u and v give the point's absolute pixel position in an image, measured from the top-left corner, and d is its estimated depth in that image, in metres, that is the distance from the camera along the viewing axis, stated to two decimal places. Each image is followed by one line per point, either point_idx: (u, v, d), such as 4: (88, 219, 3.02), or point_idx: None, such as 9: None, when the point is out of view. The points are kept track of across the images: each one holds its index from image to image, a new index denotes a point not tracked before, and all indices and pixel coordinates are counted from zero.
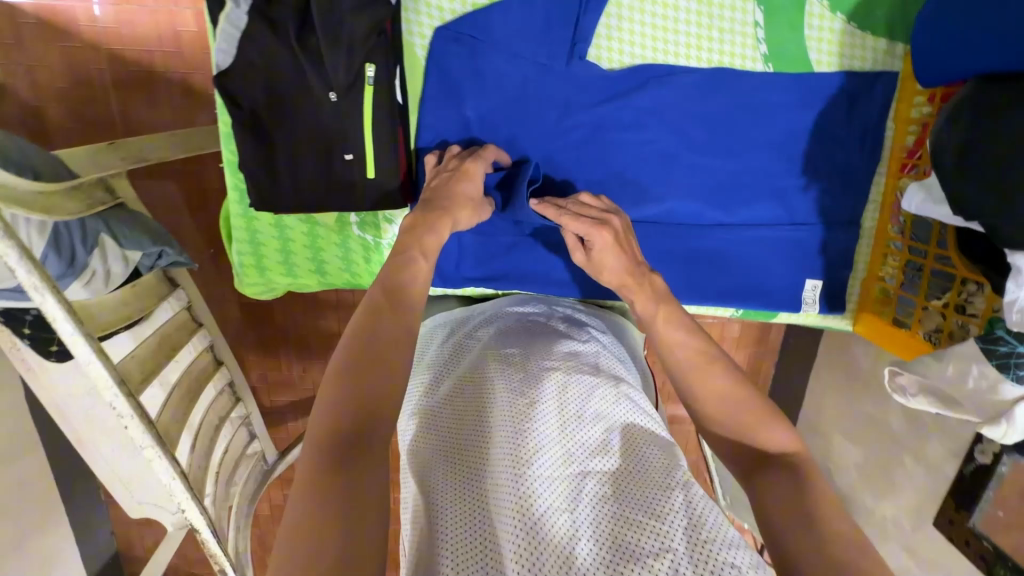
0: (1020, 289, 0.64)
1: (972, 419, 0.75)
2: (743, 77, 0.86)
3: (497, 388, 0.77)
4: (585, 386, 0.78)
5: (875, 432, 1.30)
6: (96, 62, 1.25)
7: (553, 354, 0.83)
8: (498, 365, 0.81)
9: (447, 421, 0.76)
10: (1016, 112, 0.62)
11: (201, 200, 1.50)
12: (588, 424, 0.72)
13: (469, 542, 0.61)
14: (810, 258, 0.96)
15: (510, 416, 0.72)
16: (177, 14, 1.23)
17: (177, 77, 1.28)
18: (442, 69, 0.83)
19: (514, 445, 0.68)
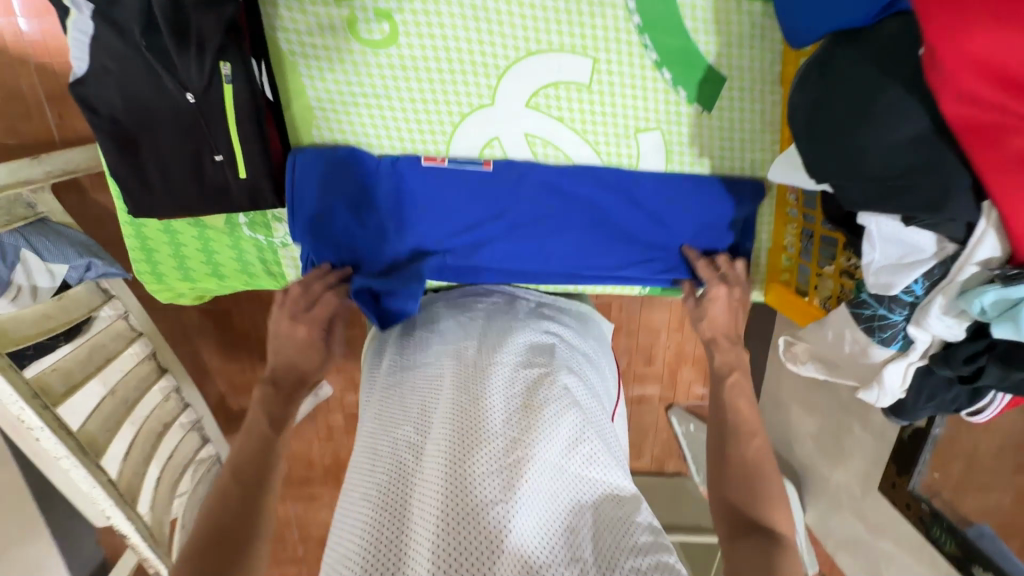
0: (873, 250, 0.63)
1: (852, 383, 0.74)
2: (615, 49, 0.84)
3: (443, 382, 0.75)
4: (533, 382, 0.77)
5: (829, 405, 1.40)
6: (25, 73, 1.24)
7: (505, 344, 0.82)
8: (447, 353, 0.80)
9: (392, 418, 0.74)
10: (861, 67, 0.59)
11: None
12: (539, 413, 0.71)
13: (384, 544, 0.59)
14: (711, 228, 0.93)
15: (456, 403, 0.70)
16: None
17: None
18: (308, 63, 0.82)
19: (452, 430, 0.67)
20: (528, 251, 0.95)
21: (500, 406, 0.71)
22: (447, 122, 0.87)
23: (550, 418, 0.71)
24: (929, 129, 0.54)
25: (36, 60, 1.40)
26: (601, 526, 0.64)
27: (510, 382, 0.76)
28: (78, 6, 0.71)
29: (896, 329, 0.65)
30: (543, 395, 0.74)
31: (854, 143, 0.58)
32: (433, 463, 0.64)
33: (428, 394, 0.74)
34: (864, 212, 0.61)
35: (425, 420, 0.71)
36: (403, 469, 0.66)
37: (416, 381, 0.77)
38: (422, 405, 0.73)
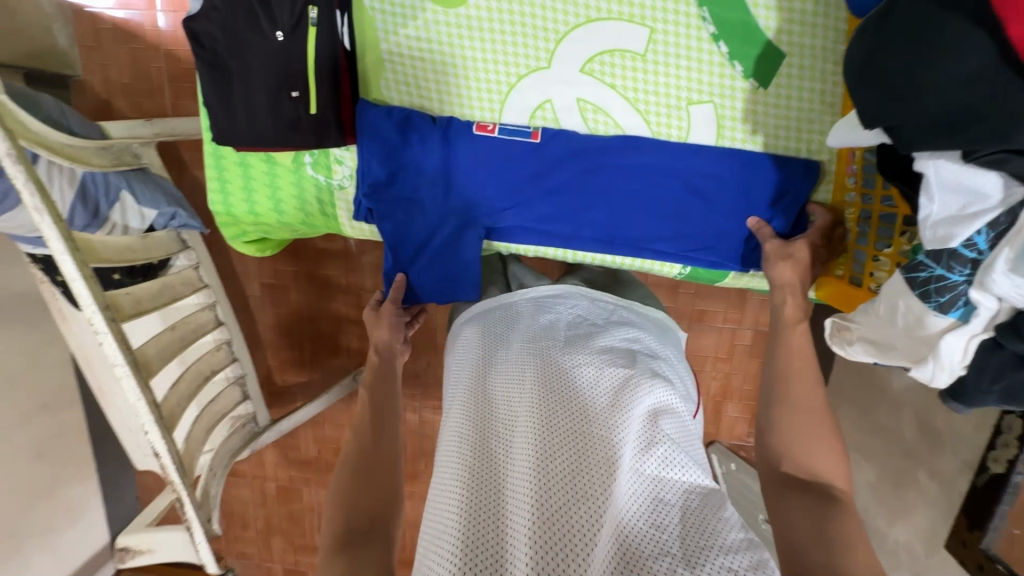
0: (932, 203, 0.59)
1: (903, 363, 0.67)
2: (672, 17, 0.86)
3: (520, 380, 0.73)
4: (616, 378, 0.73)
5: (896, 453, 1.34)
6: None
7: (590, 342, 0.80)
8: (529, 347, 0.78)
9: (470, 414, 0.73)
10: (919, 9, 0.57)
11: None
12: (625, 410, 0.68)
13: (473, 548, 0.59)
14: (759, 208, 0.91)
15: (540, 397, 0.69)
16: None
17: None
18: (385, 19, 0.91)
19: (540, 426, 0.66)
20: (561, 215, 0.96)
21: (584, 401, 0.69)
22: (505, 82, 0.92)
23: (634, 418, 0.68)
24: (992, 61, 0.51)
25: (167, 46, 1.64)
26: (688, 526, 0.60)
27: (591, 379, 0.73)
28: None
29: (956, 293, 0.59)
30: (629, 391, 0.71)
31: (913, 81, 0.56)
32: (521, 459, 0.64)
33: (512, 385, 0.73)
34: (922, 156, 0.58)
35: (507, 421, 0.70)
36: (490, 460, 0.67)
37: (500, 371, 0.77)
38: (507, 398, 0.73)
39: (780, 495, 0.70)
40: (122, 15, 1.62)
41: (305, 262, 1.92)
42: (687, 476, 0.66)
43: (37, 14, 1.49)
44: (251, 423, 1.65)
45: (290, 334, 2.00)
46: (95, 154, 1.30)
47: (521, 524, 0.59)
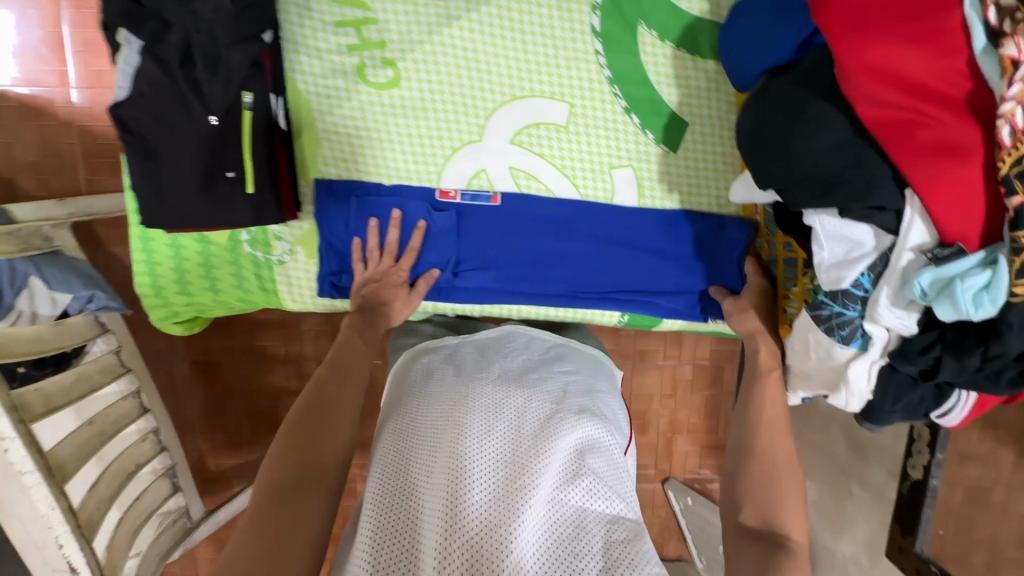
0: (822, 248, 0.67)
1: (822, 391, 0.75)
2: (588, 93, 0.96)
3: (451, 407, 0.73)
4: (543, 413, 0.75)
5: (831, 470, 1.44)
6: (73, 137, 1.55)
7: (524, 378, 0.82)
8: (463, 379, 0.79)
9: (396, 443, 0.72)
10: (781, 94, 0.68)
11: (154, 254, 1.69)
12: (549, 440, 0.70)
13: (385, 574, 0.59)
14: (682, 258, 1.00)
15: (464, 427, 0.69)
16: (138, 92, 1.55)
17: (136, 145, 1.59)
18: (320, 101, 0.94)
19: (468, 456, 0.66)
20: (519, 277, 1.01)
21: (513, 433, 0.70)
22: (440, 154, 0.97)
23: (558, 450, 0.70)
24: (850, 134, 0.62)
25: (79, 121, 1.57)
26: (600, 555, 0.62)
27: (518, 411, 0.74)
28: (128, 43, 0.84)
29: (854, 326, 0.68)
30: (555, 426, 0.73)
31: (793, 151, 0.65)
32: (438, 485, 0.64)
33: (442, 412, 0.73)
34: (810, 211, 0.67)
35: (433, 447, 0.69)
36: (409, 492, 0.65)
37: (428, 401, 0.77)
38: (435, 425, 0.72)
39: (741, 534, 0.73)
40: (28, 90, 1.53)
41: (238, 334, 1.82)
42: (608, 507, 0.68)
43: None
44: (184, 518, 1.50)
45: (223, 413, 1.87)
46: (4, 239, 1.23)
47: (430, 548, 0.59)
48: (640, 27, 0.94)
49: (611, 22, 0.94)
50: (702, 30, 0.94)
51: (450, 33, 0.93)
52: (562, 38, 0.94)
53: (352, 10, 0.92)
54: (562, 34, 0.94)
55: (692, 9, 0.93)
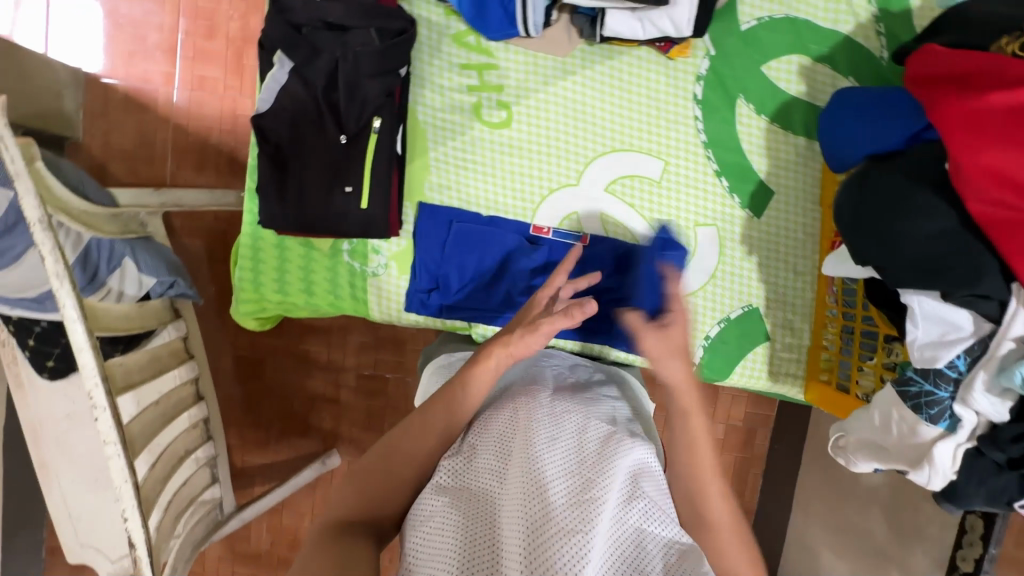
0: (917, 329, 0.70)
1: (901, 466, 0.76)
2: (684, 154, 1.03)
3: (512, 416, 0.69)
4: (604, 430, 0.71)
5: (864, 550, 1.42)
6: (166, 133, 1.74)
7: (579, 397, 0.79)
8: (519, 390, 0.76)
9: (457, 450, 0.67)
10: (886, 181, 0.74)
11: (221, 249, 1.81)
12: (614, 459, 0.65)
13: None
14: (754, 317, 1.05)
15: (533, 433, 0.65)
16: (238, 102, 1.74)
17: (224, 148, 1.75)
18: (437, 134, 1.02)
19: (529, 468, 0.61)
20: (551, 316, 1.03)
21: (571, 448, 0.65)
22: (538, 194, 1.04)
23: (623, 470, 0.65)
24: (955, 226, 0.66)
25: (176, 120, 1.74)
26: None
27: (580, 426, 0.70)
28: (280, 64, 0.94)
29: (943, 406, 0.70)
30: (617, 444, 0.68)
31: (897, 235, 0.70)
32: (511, 494, 0.58)
33: (496, 422, 0.69)
34: (907, 291, 0.71)
35: (498, 454, 0.65)
36: (476, 500, 0.60)
37: (485, 411, 0.74)
38: (490, 436, 0.68)
39: None
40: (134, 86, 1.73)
41: (285, 335, 1.87)
42: (666, 530, 0.62)
43: (52, 80, 1.56)
44: (216, 510, 1.52)
45: (258, 411, 1.90)
46: (108, 222, 1.32)
47: (506, 558, 0.53)
48: (739, 100, 1.01)
49: (712, 92, 1.01)
50: (796, 110, 1.01)
51: (564, 87, 1.01)
52: (666, 101, 1.01)
53: (477, 56, 1.01)
54: (666, 98, 1.01)
55: (789, 89, 1.01)
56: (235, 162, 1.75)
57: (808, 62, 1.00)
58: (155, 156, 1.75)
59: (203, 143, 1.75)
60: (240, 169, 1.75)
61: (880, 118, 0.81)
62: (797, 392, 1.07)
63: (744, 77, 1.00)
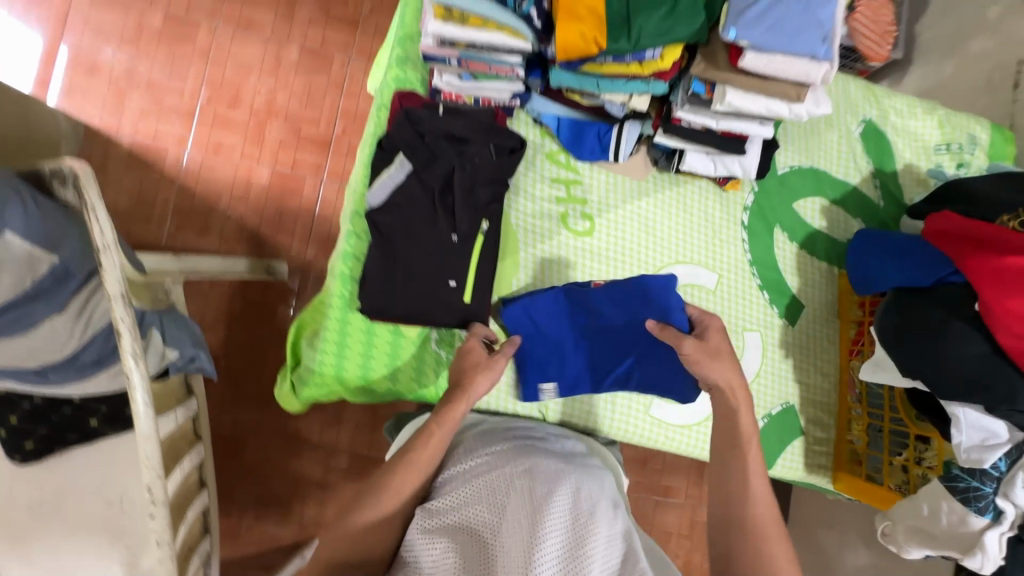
0: (961, 433, 0.87)
1: (953, 552, 0.89)
2: (733, 269, 1.20)
3: (513, 481, 0.83)
4: (586, 493, 0.86)
5: None
6: (167, 193, 1.75)
7: (567, 457, 0.93)
8: (519, 451, 0.90)
9: (463, 500, 0.82)
10: (925, 311, 0.92)
11: (216, 316, 1.69)
12: (593, 527, 0.81)
13: None
14: (791, 413, 1.20)
15: (530, 504, 0.80)
16: (253, 171, 1.78)
17: (232, 215, 1.76)
18: (526, 236, 1.11)
19: (529, 531, 0.77)
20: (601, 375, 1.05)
21: (561, 515, 0.80)
22: None
23: (599, 538, 0.81)
24: (989, 352, 0.85)
25: (183, 181, 1.76)
26: None
27: (570, 491, 0.85)
28: (398, 165, 1.00)
29: (987, 499, 0.86)
30: (597, 513, 0.83)
31: (946, 356, 0.87)
32: (510, 557, 0.75)
33: (500, 484, 0.83)
34: (952, 402, 0.88)
35: (501, 513, 0.80)
36: (479, 552, 0.76)
37: (490, 463, 0.87)
38: (492, 496, 0.82)
39: None
40: (154, 154, 1.76)
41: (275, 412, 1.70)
42: None
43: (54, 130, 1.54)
44: None
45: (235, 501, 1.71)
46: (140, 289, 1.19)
47: None
48: (775, 228, 1.22)
49: (756, 220, 1.21)
50: (818, 240, 1.23)
51: (638, 206, 1.16)
52: (720, 223, 1.19)
53: (566, 172, 1.13)
54: (721, 221, 1.19)
55: (812, 223, 1.23)
56: (243, 229, 1.76)
57: (827, 204, 1.23)
58: (153, 215, 1.74)
59: (211, 210, 1.76)
60: (248, 237, 1.76)
61: (902, 256, 1.02)
62: (825, 480, 1.21)
63: (779, 210, 1.21)
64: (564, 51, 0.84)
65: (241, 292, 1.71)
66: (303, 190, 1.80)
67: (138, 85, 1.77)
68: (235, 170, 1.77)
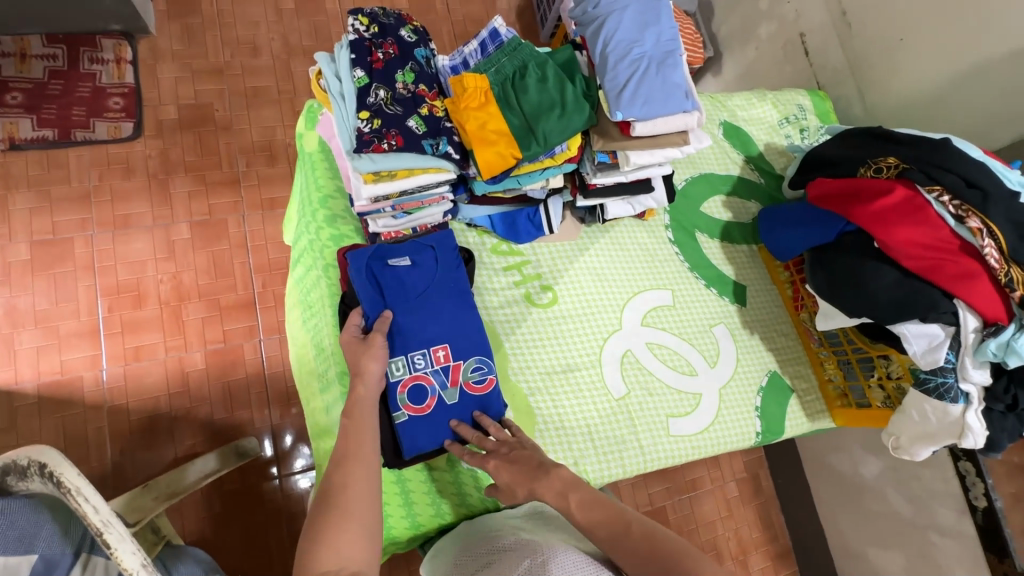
0: (912, 344, 1.04)
1: (951, 439, 1.05)
2: (681, 278, 1.34)
3: None
4: None
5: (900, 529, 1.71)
6: (97, 421, 1.55)
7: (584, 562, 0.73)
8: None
9: None
10: (843, 260, 1.11)
11: (202, 527, 1.52)
12: None
13: None
14: (778, 378, 1.35)
15: None
16: (185, 359, 1.65)
17: (178, 413, 1.60)
18: (507, 327, 1.18)
19: None
20: (480, 343, 1.05)
21: None
22: (597, 345, 1.23)
23: None
24: (901, 276, 1.04)
25: (111, 401, 1.57)
26: None
27: None
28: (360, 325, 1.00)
29: (954, 389, 1.03)
30: None
31: (871, 290, 1.05)
32: None
33: None
34: (895, 323, 1.06)
35: None
36: None
37: None
38: None
39: None
40: (65, 386, 1.56)
41: None
42: None
43: None
44: None
45: None
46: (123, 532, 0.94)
47: None
48: (698, 233, 1.39)
49: (680, 233, 1.37)
50: (733, 227, 1.42)
51: (585, 259, 1.27)
52: (654, 247, 1.34)
53: (514, 257, 1.23)
54: (655, 245, 1.35)
55: (721, 217, 1.42)
56: (196, 422, 1.60)
57: (725, 198, 1.44)
58: (90, 450, 1.53)
59: (152, 419, 1.58)
60: (205, 427, 1.60)
61: (803, 221, 1.21)
62: (827, 420, 1.36)
63: (693, 217, 1.39)
64: (489, 171, 0.93)
65: (221, 490, 1.56)
66: (245, 357, 1.69)
67: (24, 323, 1.59)
68: (164, 365, 1.63)
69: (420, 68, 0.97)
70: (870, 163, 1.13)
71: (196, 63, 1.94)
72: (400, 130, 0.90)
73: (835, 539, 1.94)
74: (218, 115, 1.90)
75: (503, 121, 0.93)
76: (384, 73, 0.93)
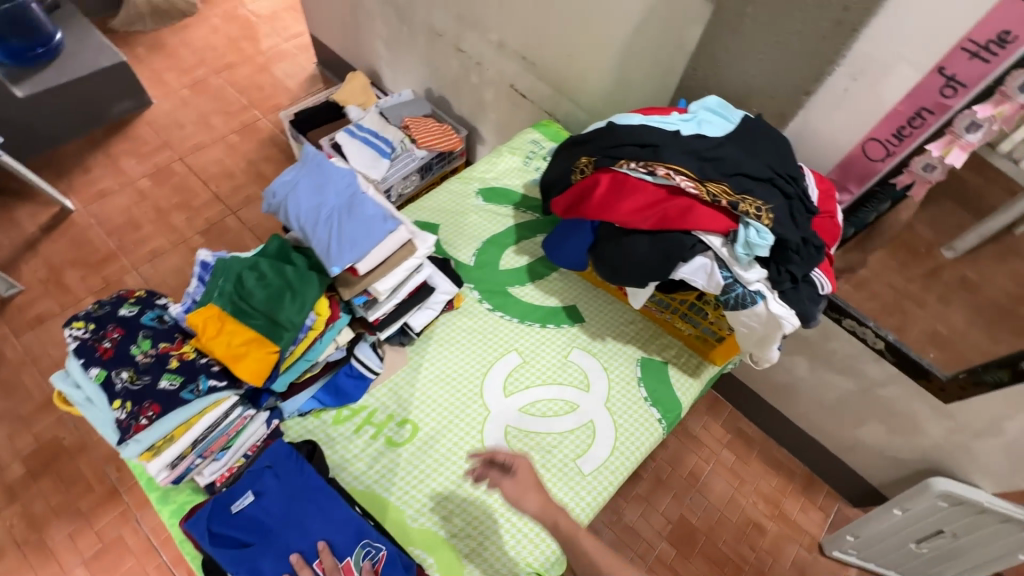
0: (693, 278, 1.16)
1: (778, 331, 1.14)
2: (518, 335, 1.41)
3: None
4: None
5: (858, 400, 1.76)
6: None
7: None
8: None
9: None
10: (605, 250, 1.22)
11: None
12: None
13: None
14: (648, 361, 1.41)
15: None
16: None
17: None
18: (384, 482, 1.17)
19: None
20: (358, 528, 1.03)
21: None
22: (476, 441, 1.24)
23: None
24: (646, 237, 1.16)
25: None
26: None
27: None
28: None
29: (747, 293, 1.13)
30: None
31: (636, 261, 1.17)
32: None
33: None
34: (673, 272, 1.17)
35: None
36: None
37: None
38: None
39: None
40: None
41: None
42: None
43: None
44: None
45: None
46: None
47: None
48: (510, 288, 1.49)
49: (495, 298, 1.46)
50: (536, 265, 1.54)
51: (424, 375, 1.31)
52: (480, 324, 1.41)
53: (358, 416, 1.23)
54: (479, 322, 1.42)
55: (522, 263, 1.53)
56: None
57: (516, 247, 1.56)
58: None
59: None
60: None
61: (568, 237, 1.34)
62: (711, 367, 1.43)
63: (498, 279, 1.49)
64: (258, 377, 0.97)
65: None
66: None
67: None
68: None
69: (156, 330, 1.02)
70: (575, 168, 1.28)
71: (24, 410, 1.87)
72: (155, 397, 0.94)
73: (830, 444, 1.94)
74: (67, 442, 1.82)
75: (245, 331, 0.98)
76: (118, 357, 0.97)
